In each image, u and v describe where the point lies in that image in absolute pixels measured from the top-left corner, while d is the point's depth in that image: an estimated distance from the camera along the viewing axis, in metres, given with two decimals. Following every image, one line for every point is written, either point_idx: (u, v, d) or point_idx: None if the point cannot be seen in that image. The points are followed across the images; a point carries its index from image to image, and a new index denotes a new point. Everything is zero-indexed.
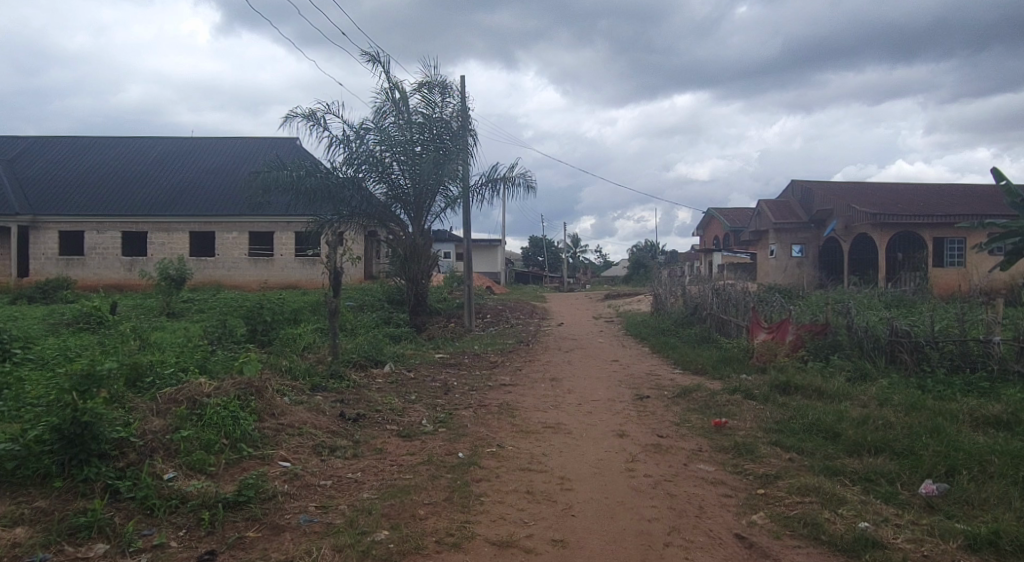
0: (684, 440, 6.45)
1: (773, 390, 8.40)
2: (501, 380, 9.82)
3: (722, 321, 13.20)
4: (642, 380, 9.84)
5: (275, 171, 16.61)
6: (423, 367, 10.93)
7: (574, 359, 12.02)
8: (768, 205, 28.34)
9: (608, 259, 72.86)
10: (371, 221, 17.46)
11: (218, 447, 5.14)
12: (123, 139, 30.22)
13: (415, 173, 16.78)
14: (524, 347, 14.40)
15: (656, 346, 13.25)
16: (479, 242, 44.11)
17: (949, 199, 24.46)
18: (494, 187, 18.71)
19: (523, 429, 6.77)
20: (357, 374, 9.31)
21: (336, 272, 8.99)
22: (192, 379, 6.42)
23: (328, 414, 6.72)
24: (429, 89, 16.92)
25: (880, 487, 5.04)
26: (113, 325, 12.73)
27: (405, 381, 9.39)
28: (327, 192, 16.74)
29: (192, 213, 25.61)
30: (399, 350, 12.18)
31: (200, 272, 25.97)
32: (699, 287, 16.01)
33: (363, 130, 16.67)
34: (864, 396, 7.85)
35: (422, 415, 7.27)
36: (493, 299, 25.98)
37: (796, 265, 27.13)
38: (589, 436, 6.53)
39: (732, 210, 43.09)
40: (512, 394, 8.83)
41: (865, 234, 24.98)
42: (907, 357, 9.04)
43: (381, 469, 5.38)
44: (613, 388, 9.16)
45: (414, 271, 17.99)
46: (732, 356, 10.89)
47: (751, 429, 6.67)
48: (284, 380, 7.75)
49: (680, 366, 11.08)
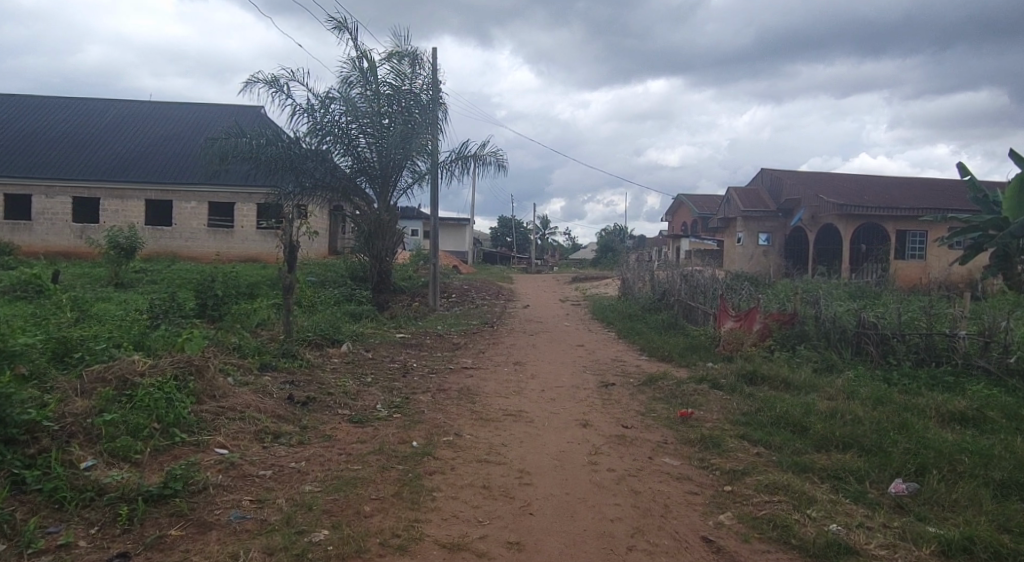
0: (649, 431, 6.21)
1: (740, 380, 8.24)
2: (463, 363, 9.50)
3: (690, 308, 13.06)
4: (608, 366, 9.61)
5: (233, 138, 15.80)
6: (383, 347, 10.53)
7: (539, 343, 11.75)
8: (737, 193, 28.38)
9: (577, 242, 72.83)
10: (335, 195, 16.82)
11: (146, 433, 4.71)
12: (76, 100, 28.77)
13: (382, 146, 16.18)
14: (488, 329, 14.09)
15: (622, 331, 13.06)
16: (447, 220, 43.52)
17: (913, 193, 24.79)
18: (463, 164, 18.22)
19: (482, 417, 6.45)
20: (312, 354, 8.87)
21: (292, 246, 8.50)
22: (125, 356, 5.95)
23: (275, 397, 6.30)
24: (399, 59, 16.27)
25: (849, 485, 4.86)
26: (54, 294, 12.01)
27: (362, 362, 8.99)
28: (289, 162, 16.04)
29: (147, 181, 24.54)
30: (359, 330, 11.76)
31: (156, 241, 24.98)
32: (667, 272, 15.87)
33: (328, 100, 15.97)
34: (831, 388, 7.73)
35: (377, 399, 6.90)
36: (459, 279, 25.59)
37: (763, 254, 27.24)
38: (552, 426, 6.25)
39: (701, 197, 43.23)
40: (473, 378, 8.50)
41: (830, 224, 25.17)
42: (873, 349, 8.96)
43: (328, 459, 5.01)
44: (578, 375, 8.90)
45: (379, 247, 17.41)
46: (699, 343, 10.74)
47: (718, 421, 6.47)
48: (230, 359, 7.27)
49: (646, 353, 10.89)
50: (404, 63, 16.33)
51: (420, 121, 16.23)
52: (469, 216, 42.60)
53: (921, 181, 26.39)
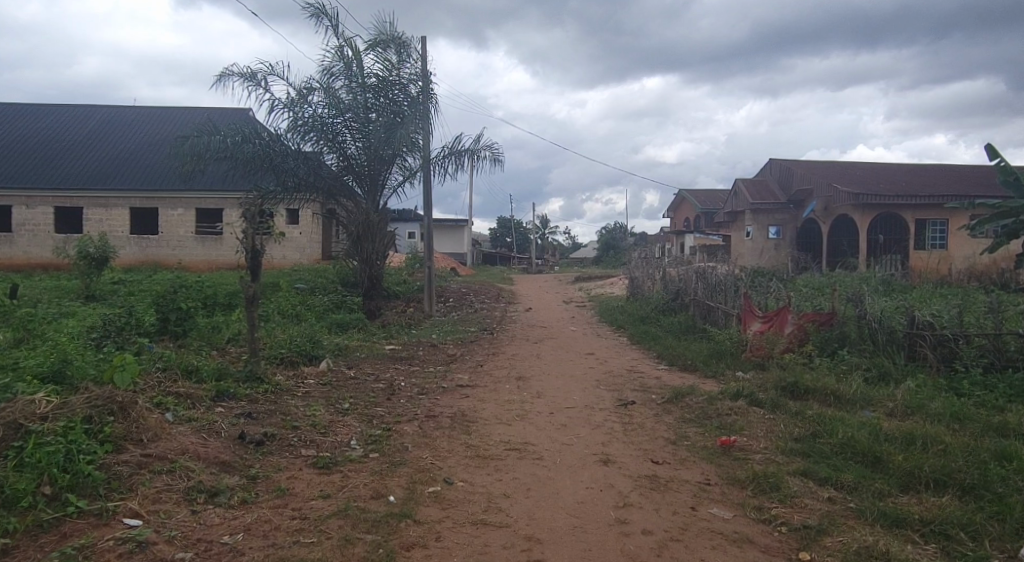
0: (685, 469, 5.02)
1: (781, 395, 7.06)
2: (458, 379, 8.33)
3: (707, 308, 11.86)
4: (624, 380, 8.42)
5: (205, 136, 14.47)
6: (370, 363, 9.34)
7: (544, 352, 10.56)
8: (745, 184, 27.24)
9: (578, 242, 71.66)
10: (320, 195, 15.63)
11: (24, 503, 3.52)
12: (57, 106, 27.60)
13: (369, 143, 15.05)
14: (488, 337, 12.91)
15: (635, 337, 11.85)
16: (444, 222, 42.33)
17: (931, 181, 23.61)
18: (457, 159, 17.06)
19: (479, 453, 5.26)
20: (283, 376, 7.67)
21: (255, 252, 7.30)
22: (30, 391, 4.74)
23: (223, 436, 5.10)
24: (385, 46, 15.03)
25: (965, 547, 3.67)
26: (9, 311, 10.87)
27: (342, 383, 7.79)
28: (268, 161, 14.76)
29: (131, 188, 23.34)
30: (344, 342, 10.55)
31: (141, 251, 23.79)
32: (680, 270, 14.68)
33: (310, 93, 14.83)
34: (892, 402, 6.56)
35: (352, 433, 5.71)
36: (457, 282, 24.43)
37: (773, 248, 26.04)
38: (566, 465, 5.06)
39: (703, 192, 41.98)
40: (470, 398, 7.31)
41: (845, 216, 23.98)
42: (929, 353, 7.80)
43: (274, 527, 3.79)
44: (591, 392, 7.70)
45: (368, 250, 16.21)
46: (724, 348, 9.56)
47: (768, 452, 5.30)
48: (176, 388, 6.07)
49: (666, 362, 9.70)
50: (390, 51, 15.09)
51: (410, 113, 15.07)
52: (467, 217, 41.47)
53: (940, 168, 25.19)
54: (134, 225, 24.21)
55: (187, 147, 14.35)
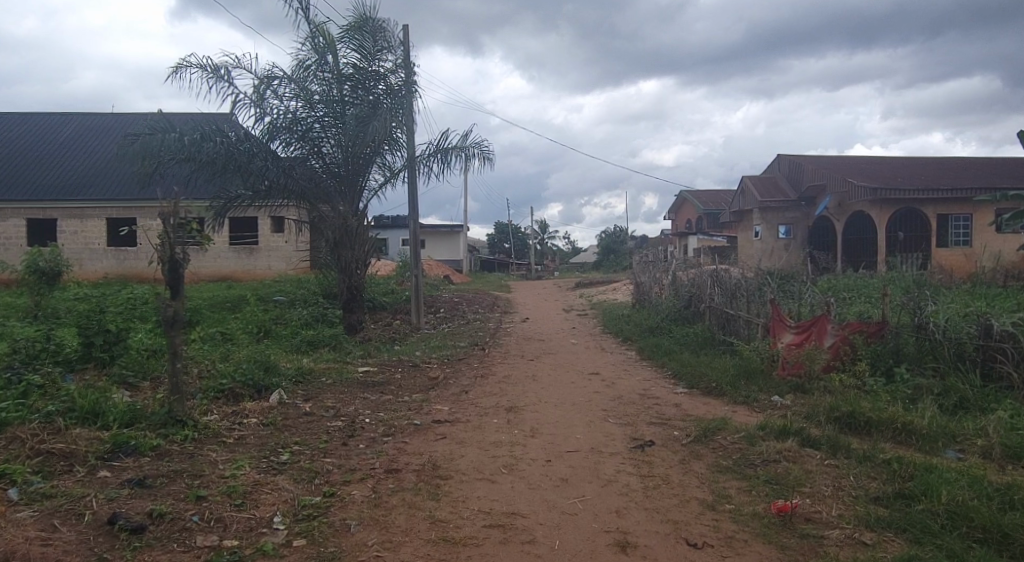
0: (737, 558, 3.54)
1: (838, 431, 5.61)
2: (437, 412, 6.87)
3: (725, 317, 10.37)
4: (638, 410, 6.96)
5: (159, 133, 12.76)
6: (334, 391, 7.88)
7: (542, 373, 9.12)
8: (752, 181, 25.92)
9: (577, 247, 70.20)
10: (294, 199, 14.12)
11: None
12: (33, 115, 26.18)
13: (346, 140, 13.68)
14: (479, 353, 11.46)
15: (645, 352, 10.37)
16: (439, 227, 40.83)
17: (950, 173, 22.31)
18: (445, 157, 15.67)
19: (447, 537, 3.77)
20: (216, 415, 6.20)
21: (172, 263, 5.73)
22: None
23: (84, 523, 3.60)
24: (360, 33, 13.58)
25: None
26: None
27: (290, 422, 6.29)
28: (232, 160, 13.18)
29: (108, 198, 21.94)
30: (310, 366, 9.09)
31: (119, 264, 22.36)
32: (691, 273, 13.21)
33: (278, 86, 13.41)
34: (989, 443, 5.14)
35: (279, 503, 4.21)
36: (450, 291, 22.99)
37: (784, 248, 24.62)
38: (569, 554, 3.58)
39: (704, 192, 40.56)
40: (447, 440, 5.83)
41: (860, 212, 22.59)
42: (1013, 371, 6.40)
43: None
44: (598, 427, 6.25)
45: (347, 258, 14.50)
46: (752, 364, 8.08)
47: (847, 526, 3.84)
48: (49, 446, 4.57)
49: (685, 384, 8.23)
50: (366, 37, 13.64)
51: (389, 107, 13.71)
52: (463, 222, 40.01)
53: (958, 161, 23.91)
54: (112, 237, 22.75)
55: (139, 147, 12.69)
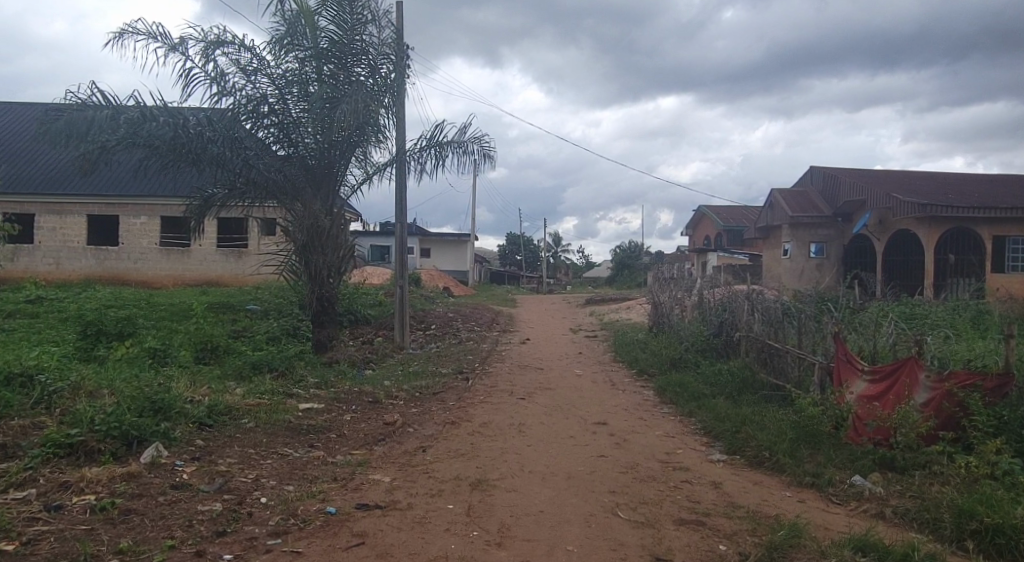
0: None
1: None
2: (369, 490, 4.72)
3: (768, 352, 8.19)
4: (660, 494, 4.81)
5: (90, 110, 10.62)
6: (246, 442, 5.80)
7: (534, 420, 6.98)
8: (782, 194, 23.72)
9: (590, 262, 68.06)
10: (259, 194, 12.10)
11: None
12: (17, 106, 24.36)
13: (321, 126, 11.66)
14: (462, 386, 9.34)
15: (667, 394, 8.19)
16: (445, 235, 38.86)
17: (1005, 191, 20.06)
18: (437, 153, 13.65)
19: None
20: (26, 496, 4.09)
21: None
22: None
23: None
24: (339, 2, 11.68)
25: None
26: None
27: (140, 503, 4.20)
28: (183, 147, 11.17)
29: (90, 191, 20.09)
30: (236, 402, 6.99)
31: (98, 264, 20.41)
32: (720, 294, 11.04)
33: (242, 63, 11.44)
34: None
35: None
36: (447, 304, 20.94)
37: (815, 268, 22.47)
38: None
39: (726, 207, 38.34)
40: (362, 553, 3.68)
41: (904, 232, 20.34)
42: None
43: None
44: (602, 530, 4.10)
45: (318, 263, 12.32)
46: (815, 425, 5.91)
47: None
48: None
49: (723, 449, 6.06)
50: (347, 8, 11.73)
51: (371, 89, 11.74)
52: (471, 230, 37.94)
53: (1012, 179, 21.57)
54: (93, 235, 20.83)
55: (62, 126, 10.51)
